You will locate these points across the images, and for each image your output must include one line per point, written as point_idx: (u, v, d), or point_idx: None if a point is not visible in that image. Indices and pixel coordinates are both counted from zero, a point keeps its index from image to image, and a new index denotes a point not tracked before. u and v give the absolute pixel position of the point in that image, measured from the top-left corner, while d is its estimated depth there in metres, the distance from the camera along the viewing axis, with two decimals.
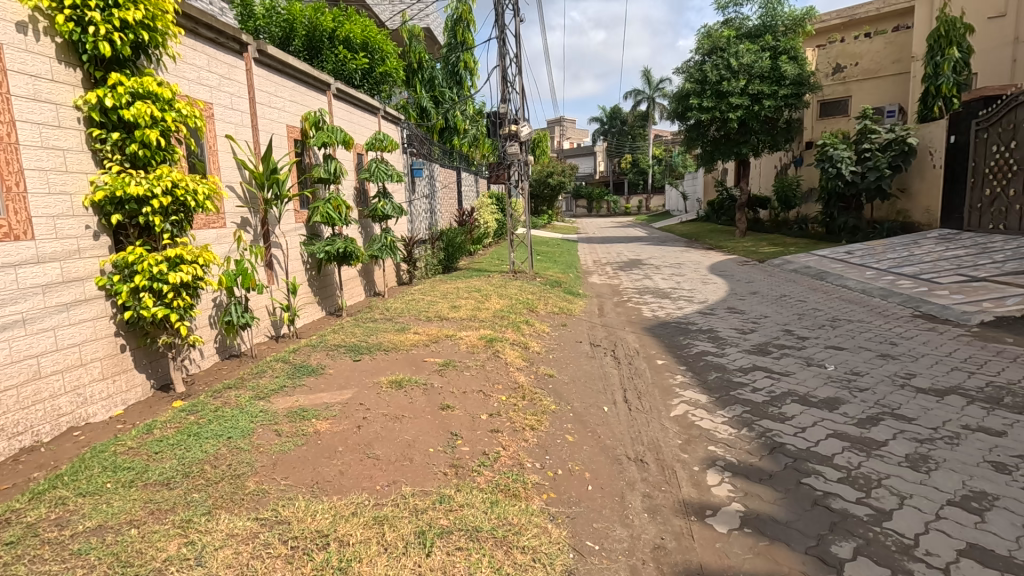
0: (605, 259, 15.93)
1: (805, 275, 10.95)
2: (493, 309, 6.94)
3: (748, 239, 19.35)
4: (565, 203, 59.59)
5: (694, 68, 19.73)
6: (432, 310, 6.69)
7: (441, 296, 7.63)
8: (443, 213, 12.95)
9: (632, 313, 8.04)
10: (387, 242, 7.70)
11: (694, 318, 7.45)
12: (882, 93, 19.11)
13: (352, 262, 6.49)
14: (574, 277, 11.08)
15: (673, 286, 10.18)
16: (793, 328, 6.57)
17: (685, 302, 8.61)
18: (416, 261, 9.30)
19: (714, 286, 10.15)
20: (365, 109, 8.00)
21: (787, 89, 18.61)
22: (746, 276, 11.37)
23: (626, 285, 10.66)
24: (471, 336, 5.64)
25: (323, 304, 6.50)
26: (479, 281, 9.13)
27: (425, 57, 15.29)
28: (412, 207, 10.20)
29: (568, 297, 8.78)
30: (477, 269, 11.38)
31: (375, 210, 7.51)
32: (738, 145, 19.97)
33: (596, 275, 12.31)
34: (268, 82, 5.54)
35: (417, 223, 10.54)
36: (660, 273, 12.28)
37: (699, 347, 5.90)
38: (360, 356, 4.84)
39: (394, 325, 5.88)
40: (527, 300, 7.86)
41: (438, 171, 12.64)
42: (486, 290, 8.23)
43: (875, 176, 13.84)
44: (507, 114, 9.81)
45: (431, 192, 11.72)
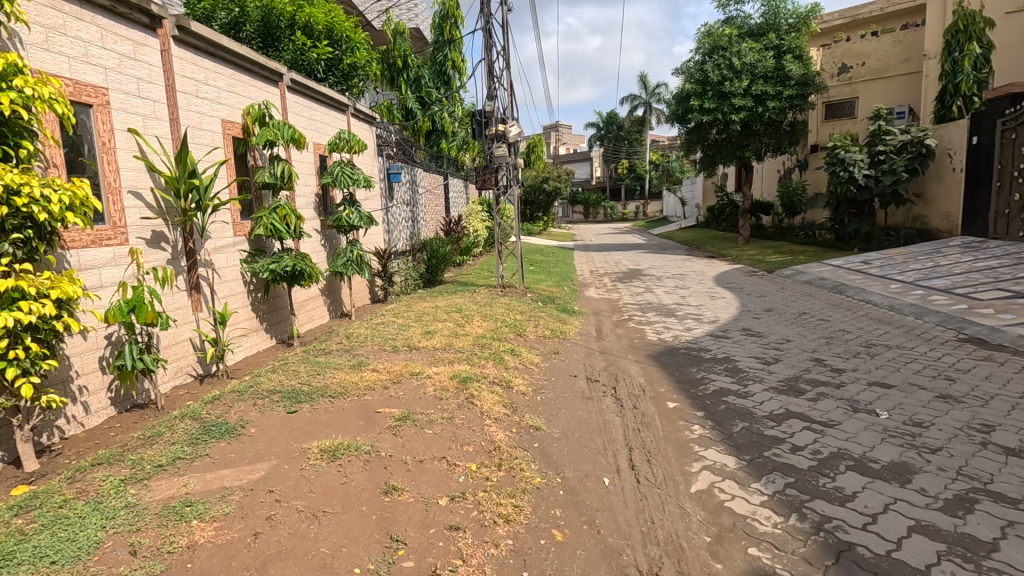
0: (603, 269, 15.01)
1: (822, 289, 10.02)
2: (474, 335, 5.96)
3: (753, 247, 18.45)
4: (562, 209, 58.77)
5: (694, 68, 18.87)
6: (402, 337, 5.73)
7: (415, 318, 6.67)
8: (428, 221, 12.00)
9: (633, 334, 7.08)
10: (353, 256, 6.74)
11: (705, 343, 6.48)
12: (890, 94, 18.31)
13: (305, 283, 5.52)
14: (569, 291, 10.12)
15: (678, 302, 9.24)
16: (824, 357, 5.61)
17: (692, 321, 7.66)
18: (392, 276, 8.36)
19: (724, 301, 9.21)
20: (331, 104, 7.06)
21: (792, 90, 17.82)
22: (757, 289, 10.43)
23: (626, 300, 9.71)
24: (441, 374, 4.65)
25: (271, 332, 5.55)
26: (462, 298, 8.18)
27: (410, 56, 14.35)
28: (390, 216, 9.26)
29: (562, 316, 7.81)
30: (462, 282, 10.43)
31: (340, 220, 6.56)
32: (740, 148, 19.10)
33: (593, 288, 11.36)
34: (196, 67, 4.59)
35: (396, 234, 9.59)
36: (663, 286, 11.35)
37: (715, 384, 4.93)
38: (295, 407, 3.83)
39: (352, 359, 4.91)
40: (514, 322, 6.91)
41: (422, 176, 11.69)
42: (468, 310, 7.25)
43: (891, 180, 12.95)
44: (494, 113, 8.89)
45: (413, 200, 10.78)
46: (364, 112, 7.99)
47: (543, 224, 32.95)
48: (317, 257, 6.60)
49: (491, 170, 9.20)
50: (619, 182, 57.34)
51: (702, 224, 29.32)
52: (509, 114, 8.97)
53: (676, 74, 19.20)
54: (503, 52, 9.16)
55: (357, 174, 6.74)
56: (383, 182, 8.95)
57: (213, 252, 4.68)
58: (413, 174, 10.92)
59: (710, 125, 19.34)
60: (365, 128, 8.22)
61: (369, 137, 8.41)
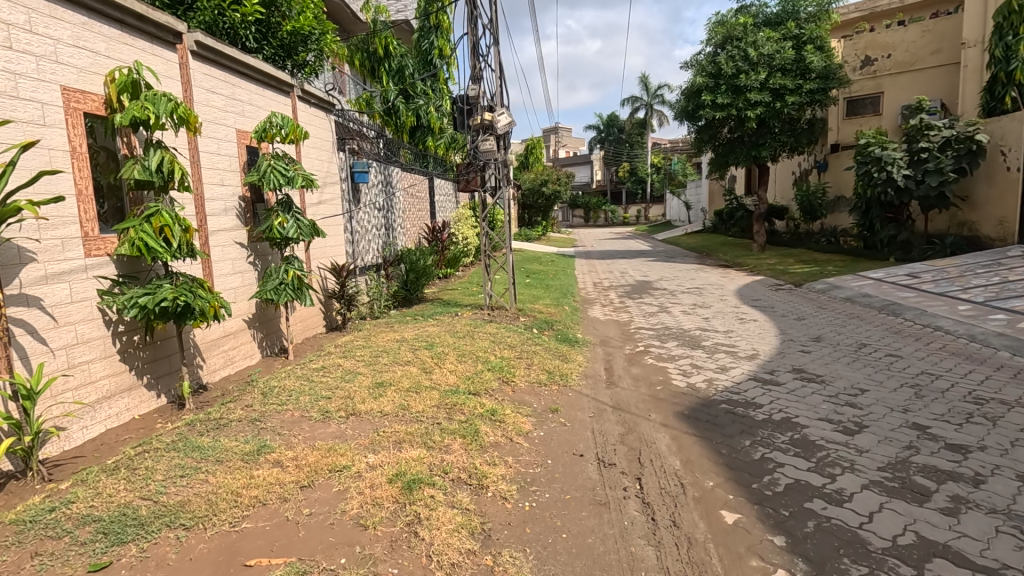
0: (608, 281, 13.50)
1: (869, 309, 8.49)
2: (442, 389, 4.39)
3: (770, 255, 16.94)
4: (562, 214, 57.31)
5: (705, 61, 17.35)
6: (343, 392, 4.19)
7: (370, 358, 5.13)
8: (407, 229, 10.48)
9: (654, 377, 5.52)
10: (290, 277, 5.18)
11: (750, 392, 4.90)
12: (919, 88, 16.83)
13: (202, 323, 3.87)
14: (571, 313, 8.59)
15: (701, 327, 7.69)
16: (925, 423, 4.05)
17: (726, 356, 6.12)
18: (352, 298, 6.87)
19: (757, 325, 7.67)
20: (264, 80, 5.51)
21: (813, 84, 16.31)
22: (790, 308, 8.92)
23: (639, 323, 8.19)
24: (378, 468, 3.08)
25: (159, 388, 3.98)
26: (439, 325, 6.66)
27: (391, 43, 12.85)
28: (354, 225, 7.76)
29: (562, 349, 6.26)
30: (442, 301, 8.91)
31: (270, 231, 5.01)
32: (755, 148, 17.59)
33: (599, 306, 9.82)
34: (9, 6, 3.02)
35: (363, 244, 8.07)
36: (678, 303, 9.84)
37: (787, 477, 3.34)
38: (108, 557, 2.24)
39: (256, 437, 3.37)
40: (499, 361, 5.38)
41: (401, 177, 10.16)
42: (440, 344, 5.69)
43: (937, 181, 11.41)
44: (479, 98, 7.37)
45: (388, 205, 9.26)
46: (313, 92, 6.42)
47: (542, 229, 31.43)
48: (240, 279, 5.04)
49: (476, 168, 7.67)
50: (620, 186, 55.95)
51: (710, 228, 27.82)
52: (497, 99, 7.48)
53: (686, 67, 17.69)
54: (491, 25, 7.64)
55: (293, 168, 5.15)
56: (344, 186, 7.43)
57: (37, 282, 3.11)
58: (388, 175, 9.40)
59: (722, 122, 17.83)
60: (316, 115, 6.68)
61: (324, 127, 6.89)
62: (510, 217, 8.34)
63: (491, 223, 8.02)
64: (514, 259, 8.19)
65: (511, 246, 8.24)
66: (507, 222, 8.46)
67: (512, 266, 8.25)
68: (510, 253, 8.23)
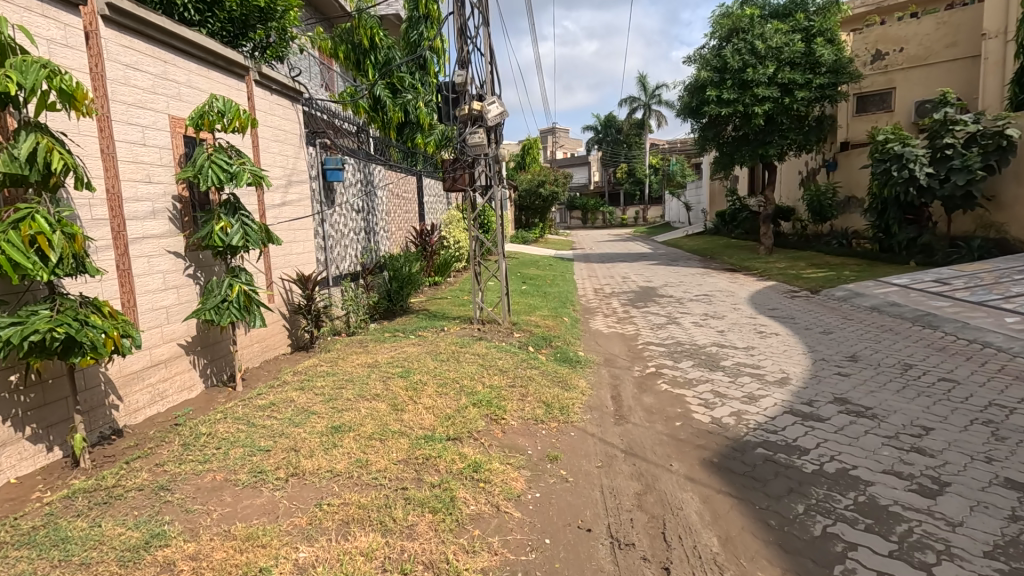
0: (609, 286, 12.69)
1: (900, 320, 7.68)
2: (413, 436, 3.54)
3: (778, 258, 16.16)
4: (559, 215, 56.58)
5: (710, 54, 16.57)
6: (287, 442, 3.33)
7: (332, 389, 4.30)
8: (392, 233, 9.61)
9: (670, 408, 4.68)
10: (237, 296, 4.25)
11: (790, 432, 4.06)
12: (934, 83, 16.05)
13: (102, 357, 2.94)
14: (570, 325, 7.76)
15: (717, 343, 6.87)
16: (1021, 480, 3.22)
17: (751, 381, 5.28)
18: (321, 313, 6.05)
19: (779, 340, 6.84)
20: (203, 56, 4.61)
21: (823, 78, 15.52)
22: (812, 320, 8.10)
23: (647, 337, 7.37)
24: (311, 572, 2.22)
25: (51, 439, 3.11)
26: (420, 344, 5.82)
27: (377, 33, 11.85)
28: (326, 229, 6.90)
29: (562, 372, 5.42)
30: (426, 314, 8.01)
31: (209, 238, 4.12)
32: (762, 146, 16.79)
33: (601, 316, 9.00)
34: None
35: (338, 251, 7.23)
36: (688, 312, 9.03)
37: (865, 568, 2.50)
38: None
39: (154, 517, 2.52)
40: (488, 392, 4.53)
41: (385, 176, 9.31)
42: (418, 370, 4.82)
43: (964, 180, 10.59)
44: (467, 85, 6.51)
45: (369, 207, 8.40)
46: (271, 75, 5.52)
47: (540, 231, 30.65)
48: (175, 295, 4.19)
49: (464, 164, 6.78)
50: (618, 187, 55.26)
51: (712, 230, 27.07)
52: (487, 87, 6.62)
53: (689, 62, 16.90)
54: (480, 5, 6.80)
55: (238, 162, 4.23)
56: (314, 184, 6.57)
57: None
58: (371, 173, 8.53)
59: (727, 119, 17.07)
60: (277, 102, 5.79)
61: (288, 117, 6.01)
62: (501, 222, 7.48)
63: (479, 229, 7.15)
64: (507, 267, 7.31)
65: (503, 253, 7.34)
66: (498, 227, 7.57)
67: (505, 276, 7.37)
68: (501, 260, 7.30)
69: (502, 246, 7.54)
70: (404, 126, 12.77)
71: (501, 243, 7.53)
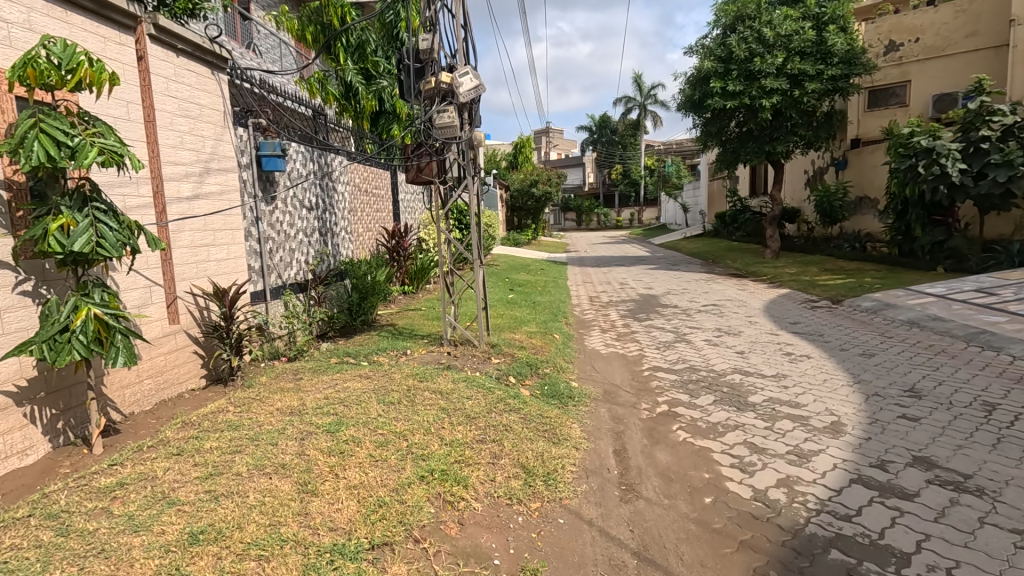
0: (606, 294, 11.52)
1: (949, 339, 6.52)
2: (314, 549, 2.29)
3: (787, 262, 15.04)
4: (553, 217, 55.39)
5: (714, 44, 15.43)
6: (102, 570, 2.07)
7: (223, 455, 3.04)
8: (357, 235, 8.34)
9: (694, 473, 3.47)
10: (81, 328, 2.95)
11: (871, 521, 2.84)
12: (952, 75, 14.99)
13: None
14: (562, 346, 6.55)
15: (738, 368, 5.68)
16: None
17: (793, 428, 4.08)
18: (246, 340, 4.78)
19: (814, 365, 5.67)
20: None
21: (835, 69, 14.42)
22: (845, 338, 6.92)
23: (653, 360, 6.18)
24: None
25: None
26: (370, 376, 4.59)
27: (348, 13, 10.22)
28: (264, 229, 5.64)
29: (550, 415, 4.19)
30: (390, 331, 6.76)
31: (41, 248, 2.81)
32: (770, 142, 15.65)
33: (598, 331, 7.80)
34: None
35: (282, 257, 5.96)
36: (698, 327, 7.85)
37: None
38: None
39: None
40: (445, 454, 3.29)
41: (349, 169, 8.07)
42: (354, 420, 3.58)
43: (1005, 176, 9.49)
44: (434, 53, 5.26)
45: (326, 203, 7.12)
46: (173, 29, 4.26)
47: (532, 233, 29.40)
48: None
49: (431, 150, 5.53)
50: (613, 189, 54.17)
51: (711, 233, 25.96)
52: (459, 56, 5.40)
53: (690, 52, 15.78)
54: None
55: (86, 133, 2.95)
56: (243, 174, 5.29)
57: None
58: (329, 164, 7.25)
59: (731, 113, 15.93)
60: (186, 67, 4.53)
61: (205, 88, 4.76)
62: (476, 223, 6.22)
63: (448, 232, 5.88)
64: (484, 274, 6.08)
65: (480, 259, 6.08)
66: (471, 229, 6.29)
67: (482, 286, 6.13)
68: (477, 266, 6.03)
69: (479, 252, 6.27)
70: (381, 116, 11.46)
71: (478, 249, 6.28)
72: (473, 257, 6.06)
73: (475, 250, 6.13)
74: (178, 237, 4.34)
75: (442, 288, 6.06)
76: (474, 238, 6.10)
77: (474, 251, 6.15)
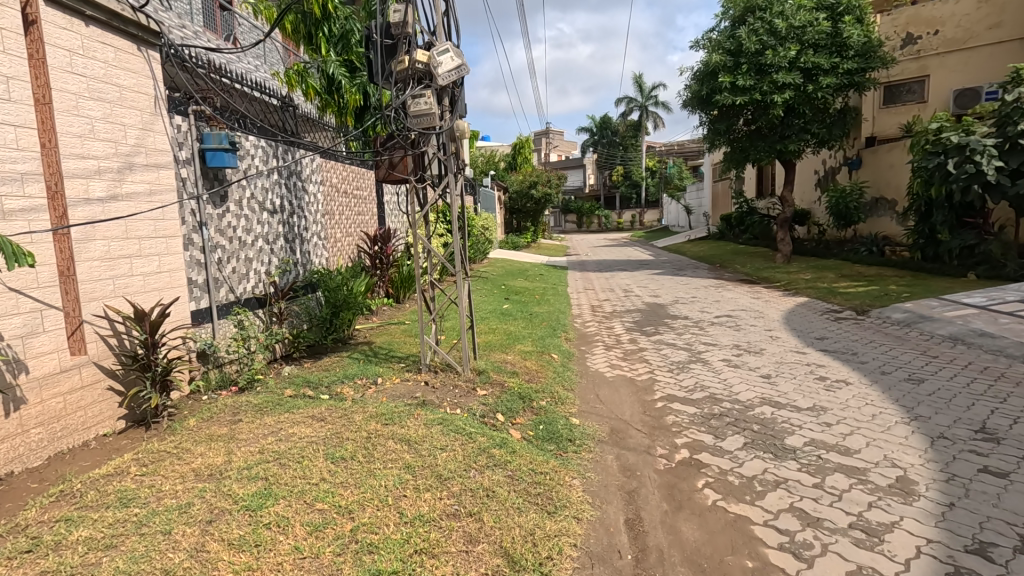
0: (609, 303, 10.68)
1: (1007, 361, 5.67)
2: None
3: (800, 267, 14.19)
4: (553, 219, 54.53)
5: (722, 36, 14.62)
6: None
7: (90, 555, 2.20)
8: (333, 239, 7.51)
9: (731, 560, 2.64)
10: None
11: None
12: (975, 69, 14.18)
13: None
14: (561, 369, 5.70)
15: (767, 398, 4.84)
16: None
17: (851, 488, 3.24)
18: (176, 370, 3.95)
19: (857, 396, 4.81)
20: None
21: (851, 62, 13.61)
22: (884, 358, 6.07)
23: (666, 386, 5.33)
24: None
25: None
26: (324, 417, 3.74)
27: None
28: (210, 237, 4.79)
29: (544, 470, 3.34)
30: (362, 351, 5.91)
31: None
32: (782, 140, 14.83)
33: (602, 349, 6.93)
34: None
35: (232, 270, 5.07)
36: (713, 343, 7.00)
37: None
38: None
39: None
40: (401, 543, 2.44)
41: (323, 167, 7.21)
42: (286, 490, 2.73)
43: None
44: (406, 25, 4.41)
45: (293, 205, 6.26)
46: None
47: (531, 236, 28.53)
48: None
49: (405, 142, 4.67)
50: (614, 191, 53.35)
51: (716, 235, 25.10)
52: (439, 31, 4.59)
53: (697, 46, 14.97)
54: None
55: None
56: (181, 170, 4.44)
57: None
58: (298, 161, 6.40)
59: (740, 110, 15.09)
60: (99, 39, 3.70)
61: (129, 67, 3.92)
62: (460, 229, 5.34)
63: (426, 240, 5.00)
64: (468, 286, 5.19)
65: (463, 268, 5.13)
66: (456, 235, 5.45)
67: (466, 300, 5.24)
68: (459, 277, 5.10)
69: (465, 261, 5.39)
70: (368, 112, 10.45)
71: (464, 258, 5.45)
72: (455, 269, 5.12)
73: (458, 260, 5.19)
74: (86, 248, 3.52)
75: (420, 304, 5.19)
76: (461, 246, 5.27)
77: (456, 257, 5.24)
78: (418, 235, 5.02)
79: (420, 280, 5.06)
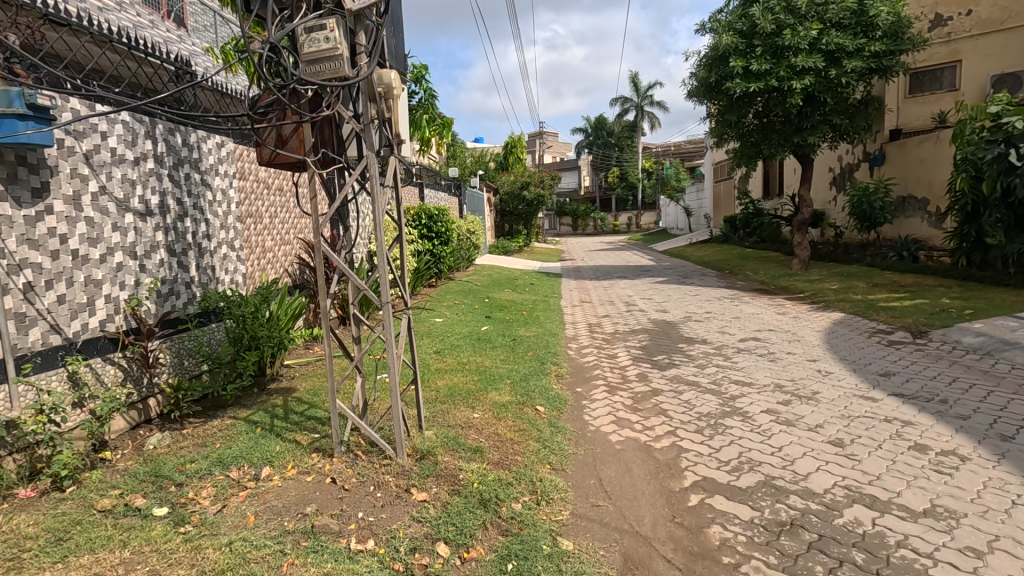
0: (608, 321, 9.09)
1: None
2: None
3: (822, 275, 12.63)
4: (548, 222, 52.96)
5: (732, 16, 13.08)
6: None
7: None
8: (259, 247, 5.81)
9: None
10: None
11: None
12: (1014, 53, 12.71)
13: None
14: (547, 433, 4.06)
15: (856, 492, 3.21)
16: None
17: None
18: None
19: (992, 486, 3.20)
20: None
21: (879, 43, 12.11)
22: (988, 408, 4.46)
23: (697, 461, 3.72)
24: None
25: None
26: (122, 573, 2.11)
27: None
28: (7, 252, 3.12)
29: None
30: (267, 408, 4.19)
31: None
32: (799, 133, 13.27)
33: (605, 392, 5.31)
34: None
35: (60, 301, 3.42)
36: (748, 382, 5.40)
37: None
38: None
39: None
40: None
41: (241, 156, 5.53)
42: None
43: None
44: None
45: (184, 205, 4.60)
46: None
47: (523, 240, 26.93)
48: None
49: (300, 101, 2.95)
50: (610, 192, 51.88)
51: (721, 238, 23.58)
52: None
53: (703, 28, 13.44)
54: None
55: None
56: None
57: None
58: (193, 146, 4.73)
59: (752, 99, 13.53)
60: None
61: None
62: (402, 236, 3.53)
63: (332, 256, 3.11)
64: (408, 321, 3.40)
65: (388, 293, 3.09)
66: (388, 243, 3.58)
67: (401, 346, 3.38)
68: (385, 312, 3.12)
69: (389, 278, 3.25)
70: None
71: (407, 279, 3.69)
72: (372, 293, 3.08)
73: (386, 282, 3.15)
74: None
75: (324, 349, 3.25)
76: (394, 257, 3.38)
77: (379, 276, 3.12)
78: (320, 248, 3.17)
79: (321, 313, 3.14)
